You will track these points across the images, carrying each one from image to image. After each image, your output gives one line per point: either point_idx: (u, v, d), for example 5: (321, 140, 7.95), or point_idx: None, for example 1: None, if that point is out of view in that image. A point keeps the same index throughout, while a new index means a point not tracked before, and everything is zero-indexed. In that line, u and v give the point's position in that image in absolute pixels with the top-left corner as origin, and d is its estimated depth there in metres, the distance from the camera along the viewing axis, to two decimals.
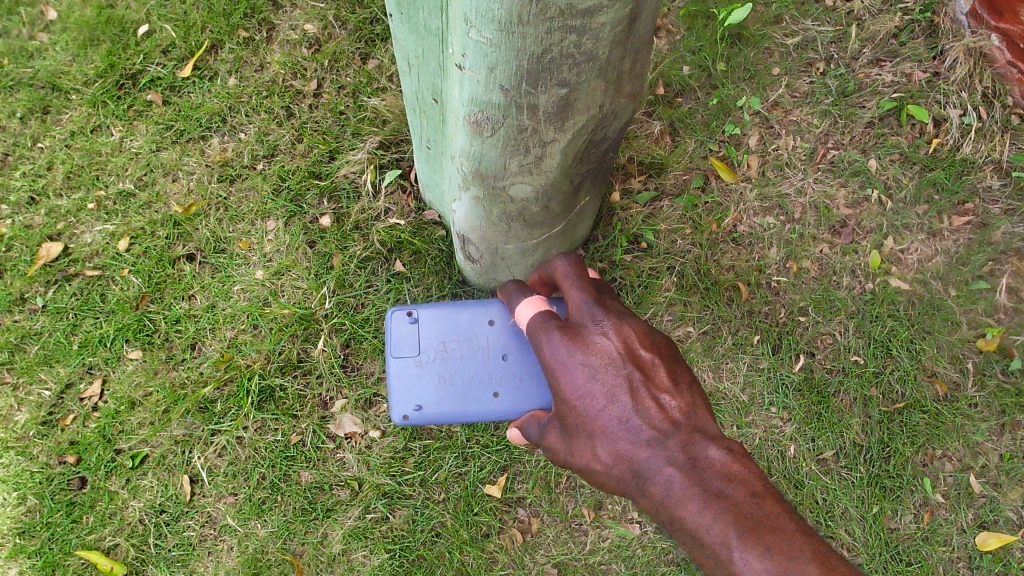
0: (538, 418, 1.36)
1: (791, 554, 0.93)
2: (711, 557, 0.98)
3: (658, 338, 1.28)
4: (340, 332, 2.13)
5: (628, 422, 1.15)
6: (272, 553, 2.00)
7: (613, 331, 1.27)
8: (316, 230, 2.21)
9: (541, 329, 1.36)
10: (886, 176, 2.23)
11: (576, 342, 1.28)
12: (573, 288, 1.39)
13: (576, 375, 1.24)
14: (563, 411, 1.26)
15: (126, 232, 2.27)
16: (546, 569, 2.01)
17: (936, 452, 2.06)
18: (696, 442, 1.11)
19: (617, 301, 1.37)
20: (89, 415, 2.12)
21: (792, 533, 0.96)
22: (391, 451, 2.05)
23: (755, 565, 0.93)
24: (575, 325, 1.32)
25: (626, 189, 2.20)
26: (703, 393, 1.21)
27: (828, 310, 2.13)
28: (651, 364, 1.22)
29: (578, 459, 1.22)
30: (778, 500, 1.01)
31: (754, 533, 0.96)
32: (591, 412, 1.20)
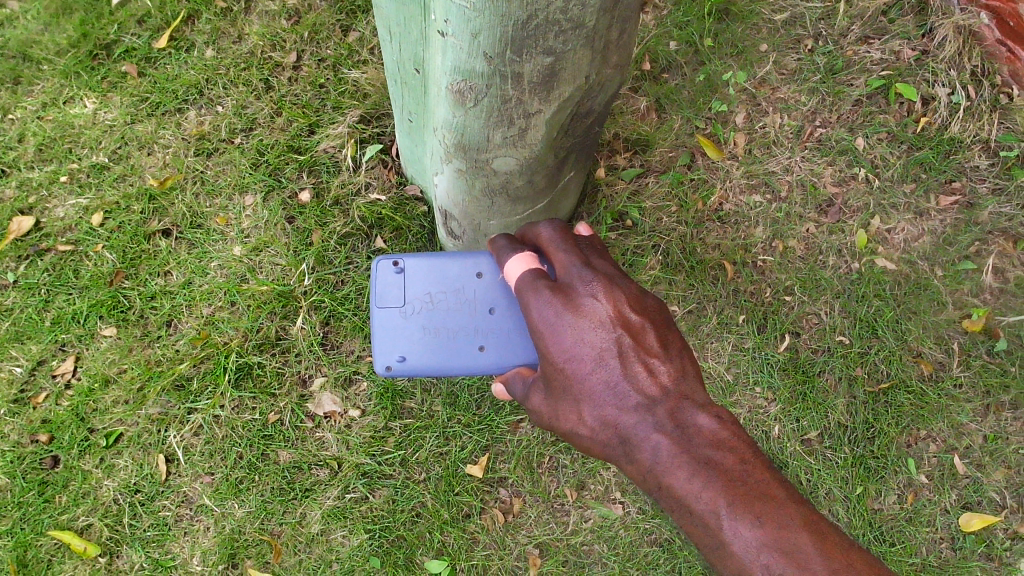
0: (521, 375, 1.33)
1: (781, 523, 0.96)
2: (701, 525, 1.01)
3: (647, 298, 1.25)
4: (319, 309, 2.09)
5: (617, 388, 1.14)
6: (248, 533, 1.97)
7: (604, 293, 1.20)
8: (294, 205, 2.16)
9: (527, 287, 1.24)
10: (873, 155, 2.21)
11: (565, 303, 1.19)
12: (561, 247, 1.28)
13: (564, 337, 1.17)
14: (545, 371, 1.22)
15: (100, 206, 2.22)
16: (528, 550, 1.98)
17: (921, 433, 2.05)
18: (686, 410, 1.12)
19: (604, 260, 1.29)
20: (62, 392, 2.08)
21: (782, 502, 0.99)
22: (371, 431, 2.02)
23: (747, 535, 0.96)
24: (562, 284, 1.23)
25: (611, 166, 2.18)
26: (690, 355, 1.21)
27: (814, 290, 2.10)
28: (640, 327, 1.19)
29: (561, 422, 1.20)
30: (767, 468, 1.04)
31: (745, 503, 0.98)
32: (578, 376, 1.16)
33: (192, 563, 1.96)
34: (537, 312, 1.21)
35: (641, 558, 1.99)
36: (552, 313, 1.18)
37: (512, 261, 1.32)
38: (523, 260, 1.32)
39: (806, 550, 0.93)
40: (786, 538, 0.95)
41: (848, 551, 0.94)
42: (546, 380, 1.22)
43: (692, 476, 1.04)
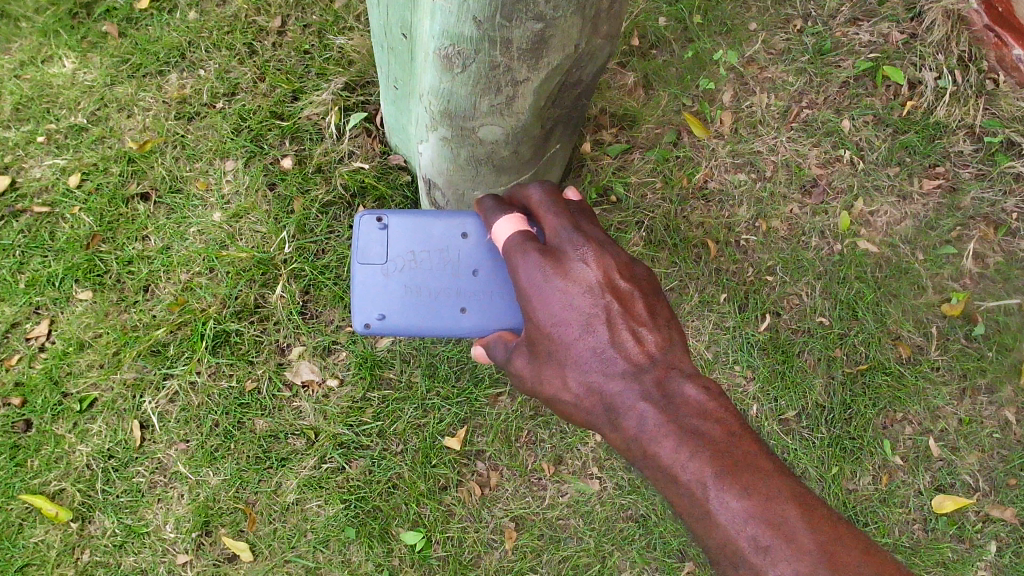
0: (503, 340, 1.31)
1: (768, 494, 0.96)
2: (686, 494, 1.01)
3: (636, 267, 1.24)
4: (299, 278, 2.07)
5: (604, 355, 1.14)
6: (223, 501, 1.96)
7: (594, 259, 1.19)
8: (276, 171, 2.14)
9: (516, 250, 1.23)
10: (858, 137, 2.21)
11: (555, 267, 1.18)
12: (552, 211, 1.27)
13: (551, 300, 1.16)
14: (530, 335, 1.21)
15: (78, 167, 2.18)
16: (503, 523, 1.98)
17: (897, 415, 2.06)
18: (672, 380, 1.12)
19: (594, 226, 1.28)
20: (35, 355, 2.05)
21: (769, 473, 0.99)
22: (349, 401, 2.01)
23: (733, 504, 0.96)
24: (552, 248, 1.22)
25: (597, 141, 2.17)
26: (678, 327, 1.21)
27: (795, 270, 2.11)
28: (629, 294, 1.19)
29: (545, 388, 1.20)
30: (754, 440, 1.04)
31: (732, 473, 0.98)
32: (565, 341, 1.16)
33: (165, 530, 1.95)
34: (524, 275, 1.20)
35: (616, 534, 1.99)
36: (541, 276, 1.18)
37: (501, 224, 1.31)
38: (512, 222, 1.31)
39: (792, 521, 0.93)
40: (772, 509, 0.95)
41: (835, 524, 0.95)
42: (531, 344, 1.21)
43: (678, 445, 1.04)
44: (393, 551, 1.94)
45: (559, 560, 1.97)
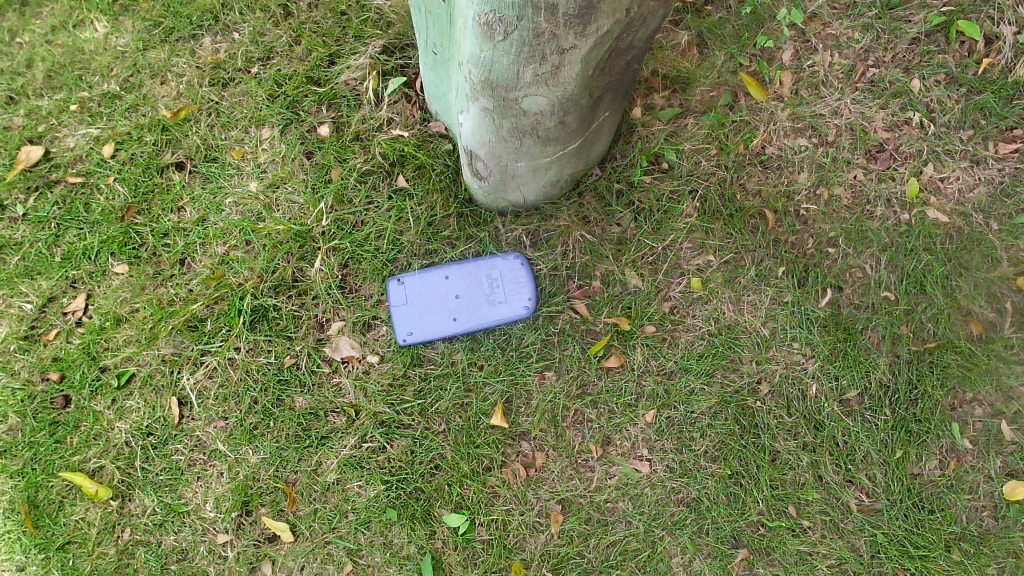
0: None
1: None
2: None
3: None
4: (338, 251, 2.00)
5: None
6: (262, 481, 1.91)
7: None
8: (313, 139, 2.07)
9: None
10: (928, 98, 2.06)
11: None
12: None
13: None
14: None
15: (111, 136, 2.12)
16: (549, 507, 1.90)
17: (967, 395, 1.93)
18: None
19: None
20: (73, 330, 2.01)
21: None
22: (390, 378, 1.95)
23: None
24: None
25: (648, 105, 2.07)
26: None
27: (859, 242, 1.99)
28: None
29: None
30: None
31: None
32: None
33: (205, 510, 1.91)
34: None
35: (667, 518, 1.90)
36: None
37: None
38: None
39: None
40: None
41: None
42: None
43: None
44: (436, 534, 1.89)
45: (606, 545, 1.89)
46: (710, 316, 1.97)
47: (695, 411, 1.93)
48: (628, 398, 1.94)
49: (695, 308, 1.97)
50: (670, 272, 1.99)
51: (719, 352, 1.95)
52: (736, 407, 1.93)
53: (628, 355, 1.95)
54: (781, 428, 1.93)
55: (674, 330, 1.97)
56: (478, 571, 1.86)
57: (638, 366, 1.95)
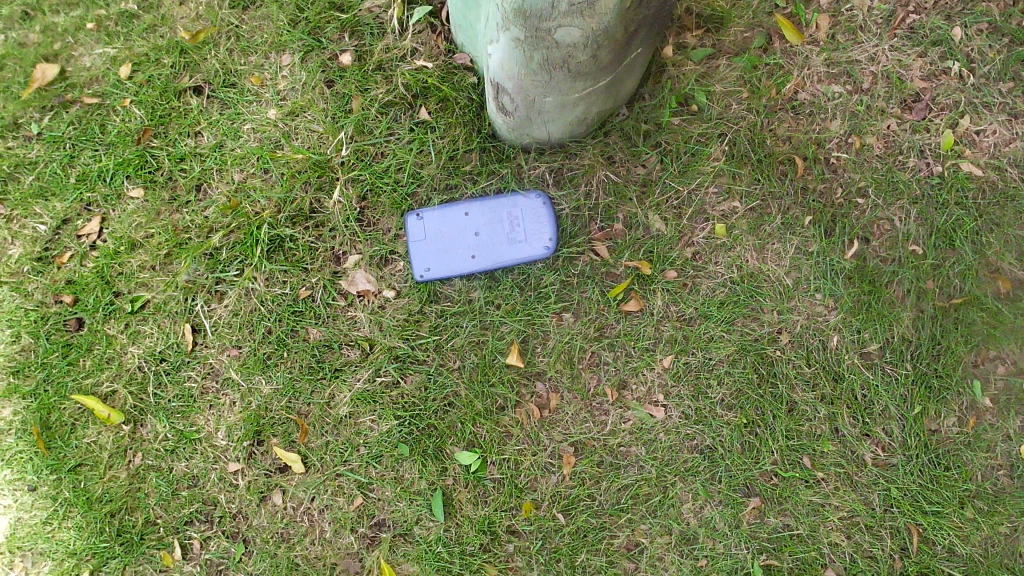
0: None
1: None
2: None
3: None
4: (357, 183, 1.97)
5: None
6: (275, 411, 1.91)
7: None
8: (335, 68, 2.02)
9: None
10: (969, 47, 2.00)
11: None
12: None
13: None
14: None
15: (128, 57, 2.07)
16: (562, 448, 1.89)
17: (990, 353, 1.91)
18: None
19: None
20: (87, 254, 1.99)
21: None
22: (405, 314, 1.93)
23: None
24: None
25: (679, 44, 2.01)
26: None
27: (889, 193, 1.95)
28: None
29: None
30: None
31: None
32: None
33: (217, 438, 1.91)
34: None
35: (679, 464, 1.89)
36: None
37: None
38: None
39: None
40: None
41: None
42: None
43: None
44: (447, 471, 1.88)
45: (617, 489, 1.88)
46: (733, 263, 1.93)
47: (713, 358, 1.91)
48: (645, 342, 1.91)
49: (718, 254, 1.94)
50: (695, 216, 1.95)
51: (740, 299, 1.92)
52: (755, 355, 1.91)
53: (647, 300, 1.92)
54: (799, 379, 1.90)
55: (695, 276, 1.93)
56: (490, 510, 1.87)
57: (657, 311, 1.92)
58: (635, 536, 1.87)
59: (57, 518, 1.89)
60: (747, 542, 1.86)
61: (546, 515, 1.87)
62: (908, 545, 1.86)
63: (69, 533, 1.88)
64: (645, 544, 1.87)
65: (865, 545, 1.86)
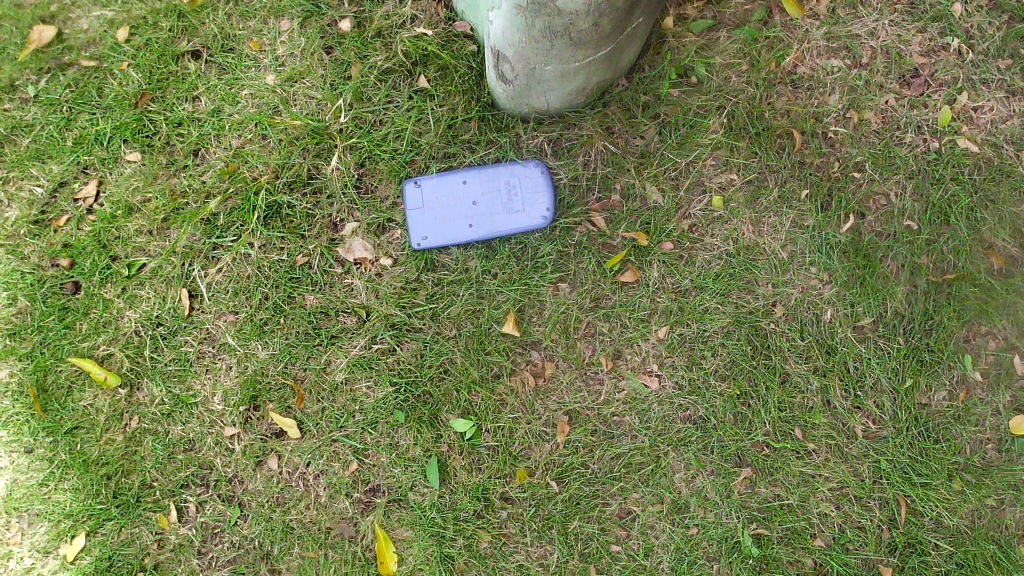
0: None
1: None
2: None
3: None
4: (355, 150, 1.97)
5: None
6: (271, 377, 1.92)
7: None
8: (334, 34, 2.01)
9: None
10: (969, 24, 2.00)
11: None
12: None
13: None
14: None
15: (126, 20, 2.06)
16: (556, 417, 1.91)
17: (981, 328, 1.93)
18: None
19: None
20: (84, 218, 1.99)
21: None
22: (402, 282, 1.93)
23: None
24: None
25: (680, 16, 2.01)
26: None
27: (886, 168, 1.96)
28: None
29: None
30: None
31: None
32: None
33: (213, 402, 1.92)
34: None
35: (672, 434, 1.90)
36: None
37: None
38: None
39: None
40: None
41: None
42: None
43: None
44: (442, 438, 1.90)
45: (610, 458, 1.90)
46: (729, 235, 1.94)
47: (708, 330, 1.92)
48: (641, 313, 1.93)
49: (715, 226, 1.95)
50: (692, 188, 1.96)
51: (736, 272, 1.93)
52: (749, 328, 1.92)
53: (643, 271, 1.93)
54: (793, 351, 1.92)
55: (691, 248, 1.94)
56: (484, 477, 1.89)
57: (653, 283, 1.93)
58: (628, 504, 1.89)
59: (53, 480, 1.90)
60: (737, 512, 1.89)
61: (539, 483, 1.89)
62: (895, 516, 1.89)
63: (65, 495, 1.89)
64: (637, 512, 1.89)
65: (853, 515, 1.89)
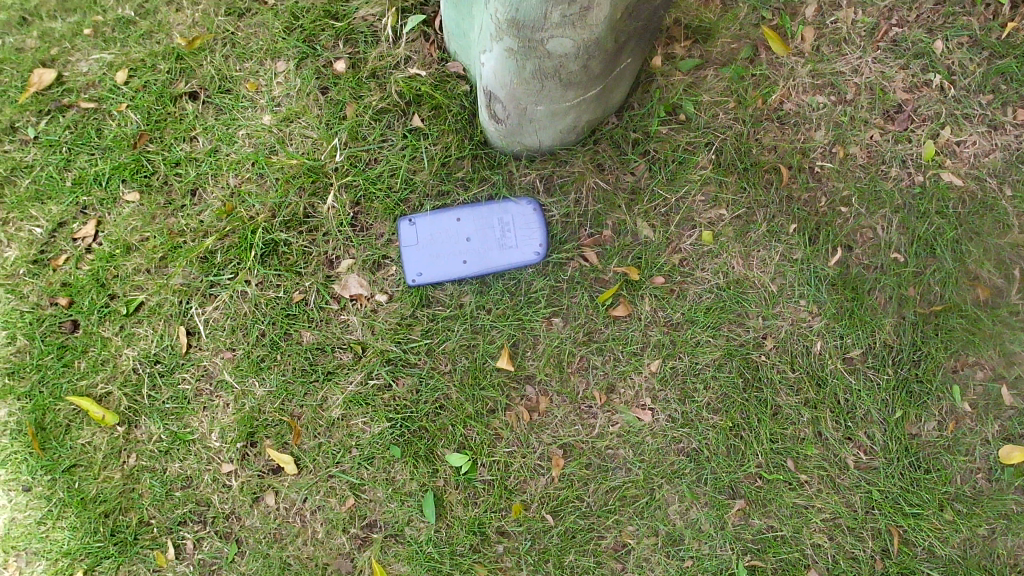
0: None
1: None
2: None
3: None
4: (350, 188, 2.00)
5: None
6: (268, 413, 1.93)
7: None
8: (329, 75, 2.05)
9: None
10: (950, 60, 2.04)
11: None
12: None
13: None
14: None
15: (125, 63, 2.09)
16: (551, 450, 1.92)
17: (969, 359, 1.95)
18: None
19: None
20: (83, 257, 2.01)
21: None
22: (398, 318, 1.96)
23: None
24: None
25: (668, 55, 2.05)
26: None
27: (873, 202, 1.99)
28: None
29: None
30: None
31: None
32: None
33: (210, 439, 1.93)
34: None
35: (666, 467, 1.92)
36: None
37: None
38: None
39: None
40: None
41: None
42: None
43: None
44: (438, 472, 1.91)
45: (605, 491, 1.92)
46: (719, 269, 1.97)
47: (700, 363, 1.95)
48: (633, 347, 1.95)
49: (705, 260, 1.98)
50: (682, 223, 1.99)
51: (726, 305, 1.96)
52: (741, 360, 1.95)
53: (635, 305, 1.96)
54: (784, 383, 1.94)
55: (682, 282, 1.97)
56: (480, 511, 1.90)
57: (645, 316, 1.96)
58: (623, 537, 1.91)
59: (51, 518, 1.91)
60: (732, 543, 1.90)
61: (535, 516, 1.90)
62: (888, 546, 1.90)
63: (63, 533, 1.90)
64: (632, 545, 1.90)
65: (847, 546, 1.91)
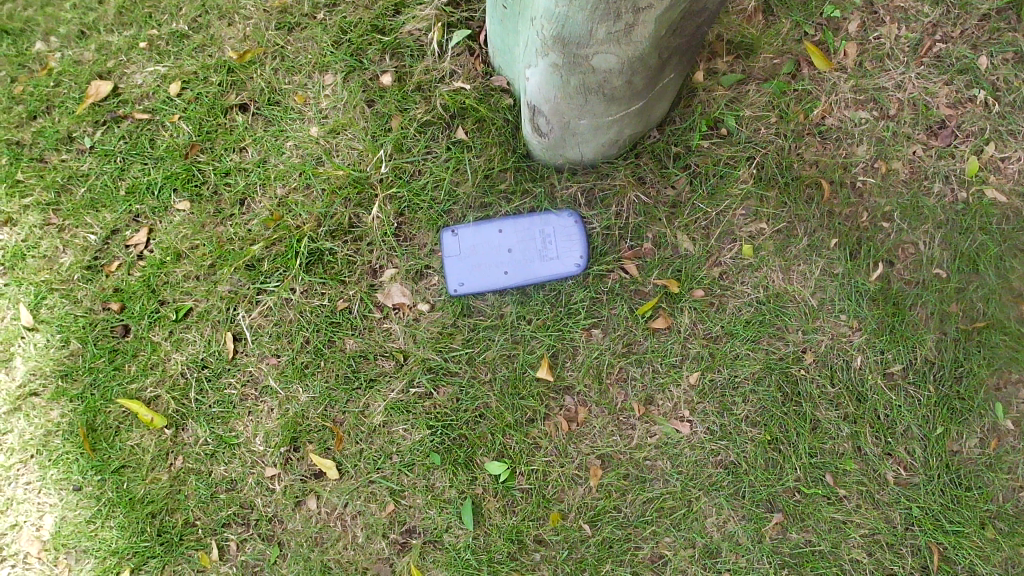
0: None
1: None
2: None
3: None
4: (395, 199, 2.03)
5: None
6: (311, 419, 1.97)
7: None
8: (375, 88, 2.10)
9: None
10: (995, 76, 2.05)
11: None
12: None
13: None
14: None
15: (178, 75, 2.15)
16: (589, 460, 1.94)
17: (1012, 376, 1.95)
18: None
19: None
20: (135, 263, 2.06)
21: None
22: (439, 327, 1.99)
23: None
24: None
25: (710, 69, 2.07)
26: None
27: (915, 218, 1.99)
28: None
29: None
30: None
31: None
32: None
33: (255, 443, 1.97)
34: None
35: (704, 479, 1.93)
36: None
37: None
38: None
39: None
40: None
41: None
42: None
43: None
44: (477, 480, 1.94)
45: (642, 501, 1.93)
46: (759, 283, 1.98)
47: (739, 376, 1.95)
48: (672, 358, 1.96)
49: (745, 274, 1.99)
50: (722, 237, 2.00)
51: (766, 319, 1.97)
52: (780, 374, 1.95)
53: (675, 318, 1.97)
54: (823, 398, 1.95)
55: (722, 295, 1.98)
56: (517, 519, 1.92)
57: (684, 329, 1.97)
58: (660, 548, 1.91)
59: (100, 517, 1.96)
60: (770, 557, 1.90)
61: (572, 526, 1.92)
62: (929, 563, 1.89)
63: (111, 532, 1.95)
64: (669, 556, 1.90)
65: (885, 562, 1.90)
